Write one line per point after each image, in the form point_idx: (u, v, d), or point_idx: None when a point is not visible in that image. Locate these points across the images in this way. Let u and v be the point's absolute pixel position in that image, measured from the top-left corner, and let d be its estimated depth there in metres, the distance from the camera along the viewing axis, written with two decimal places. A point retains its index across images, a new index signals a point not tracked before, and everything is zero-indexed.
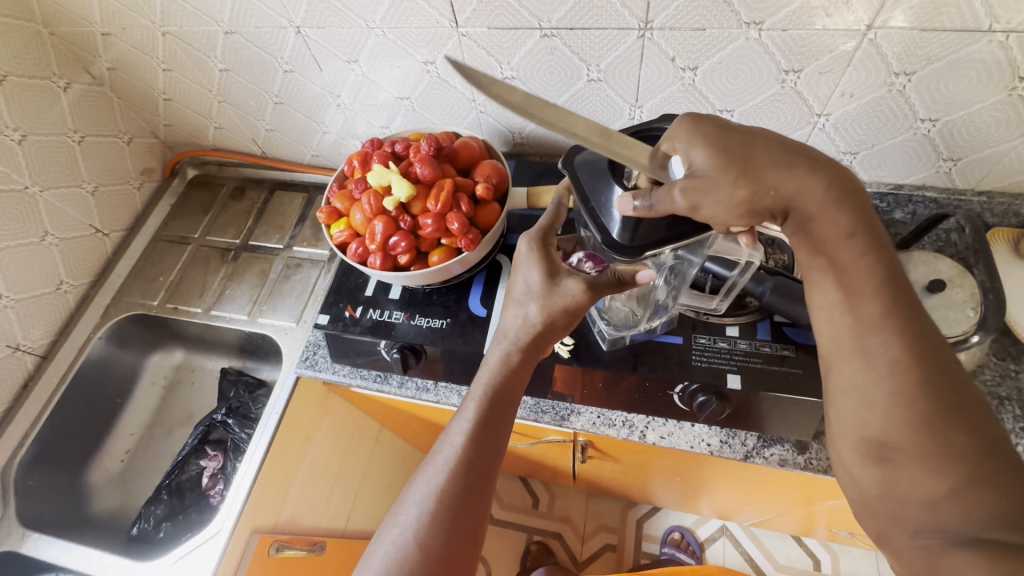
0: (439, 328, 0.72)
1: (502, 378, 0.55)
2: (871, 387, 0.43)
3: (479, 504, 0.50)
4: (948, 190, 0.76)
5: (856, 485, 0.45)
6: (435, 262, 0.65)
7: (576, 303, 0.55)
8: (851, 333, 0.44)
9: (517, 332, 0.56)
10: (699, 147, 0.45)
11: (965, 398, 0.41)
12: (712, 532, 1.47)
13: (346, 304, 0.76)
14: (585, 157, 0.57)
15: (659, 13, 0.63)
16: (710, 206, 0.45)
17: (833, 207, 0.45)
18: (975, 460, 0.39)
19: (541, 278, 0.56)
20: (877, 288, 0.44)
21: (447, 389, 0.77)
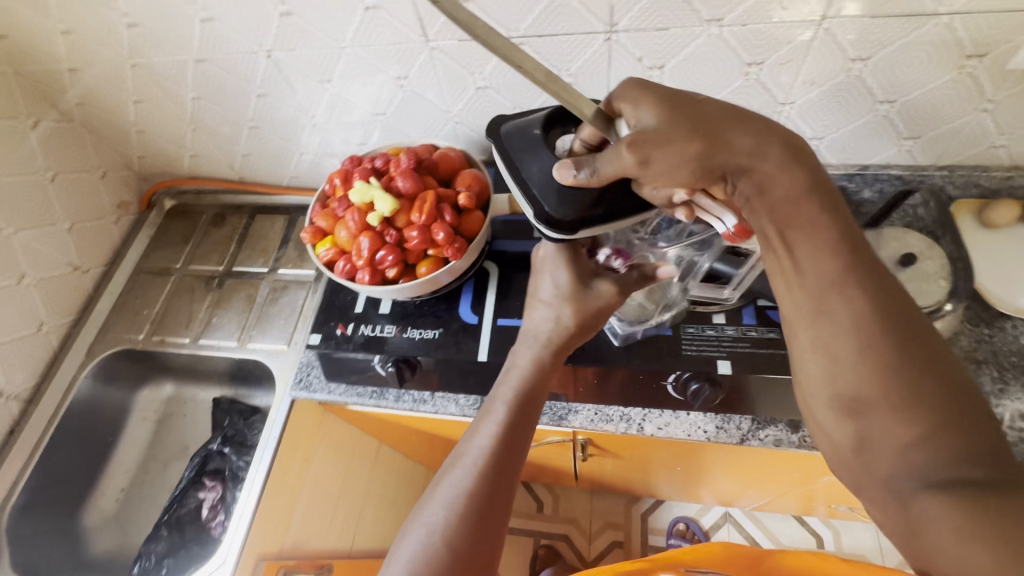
0: (432, 339, 0.73)
1: (529, 380, 0.57)
2: (840, 342, 0.44)
3: (505, 502, 0.51)
4: (911, 167, 0.80)
5: (831, 440, 0.46)
6: (421, 273, 0.64)
7: (607, 304, 0.60)
8: (816, 297, 0.45)
9: (548, 336, 0.60)
10: (642, 110, 0.48)
11: (923, 344, 0.43)
12: (715, 519, 1.48)
13: (336, 322, 0.76)
14: (510, 128, 0.61)
15: (623, 16, 0.65)
16: (655, 175, 0.47)
17: (778, 175, 0.47)
18: (945, 403, 0.41)
19: (570, 280, 0.60)
20: (830, 251, 0.45)
21: (445, 399, 0.76)
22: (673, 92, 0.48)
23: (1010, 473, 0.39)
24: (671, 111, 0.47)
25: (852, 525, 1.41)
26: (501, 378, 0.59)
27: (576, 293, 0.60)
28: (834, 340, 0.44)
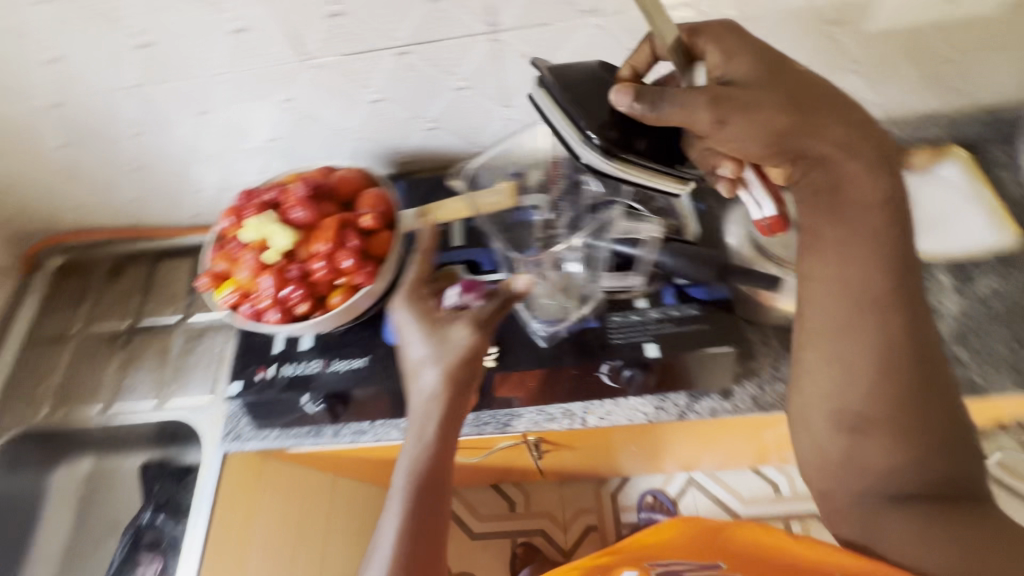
0: (361, 368, 0.70)
1: (425, 456, 0.53)
2: (859, 360, 0.49)
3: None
4: None
5: (820, 449, 0.52)
6: (335, 303, 0.61)
7: (468, 348, 0.57)
8: (861, 303, 0.50)
9: (426, 405, 0.56)
10: (734, 65, 0.50)
11: (934, 377, 0.49)
12: (681, 486, 1.53)
13: (256, 366, 0.72)
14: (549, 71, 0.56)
15: (503, 15, 0.63)
16: (726, 137, 0.48)
17: (858, 177, 0.50)
18: (937, 433, 0.48)
19: (424, 333, 0.58)
20: (882, 268, 0.50)
21: (385, 427, 0.76)
22: (785, 77, 0.50)
23: (968, 491, 0.47)
24: (771, 79, 0.49)
25: None
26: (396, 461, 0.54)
27: (436, 351, 0.57)
28: (855, 356, 0.49)
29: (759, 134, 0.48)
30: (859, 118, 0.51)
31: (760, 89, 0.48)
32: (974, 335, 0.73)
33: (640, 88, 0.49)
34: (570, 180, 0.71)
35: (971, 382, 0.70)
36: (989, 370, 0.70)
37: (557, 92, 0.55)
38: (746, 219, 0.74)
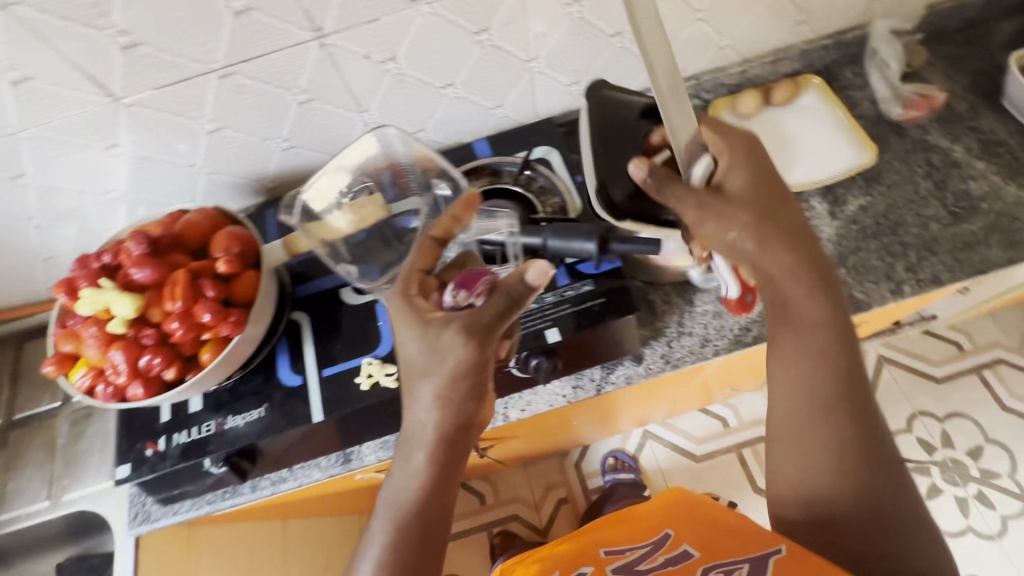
0: (259, 419, 0.65)
1: (410, 515, 0.49)
2: (818, 438, 0.50)
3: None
4: None
5: (782, 500, 0.53)
6: (206, 360, 0.56)
7: (463, 361, 0.48)
8: (817, 415, 0.51)
9: (426, 440, 0.50)
10: (732, 174, 0.50)
11: (884, 472, 0.50)
12: (638, 441, 1.58)
13: (143, 442, 0.65)
14: (603, 100, 0.71)
15: (325, 17, 0.58)
16: (704, 232, 0.50)
17: (808, 300, 0.50)
18: (880, 521, 0.49)
19: (419, 343, 0.50)
20: (832, 379, 0.50)
21: (305, 468, 0.72)
22: (766, 194, 0.50)
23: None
24: (753, 189, 0.50)
25: (744, 397, 1.58)
26: (381, 509, 0.51)
27: (431, 361, 0.49)
28: (813, 432, 0.50)
29: (722, 242, 0.50)
30: (811, 244, 0.50)
31: (741, 202, 0.49)
32: (852, 254, 0.76)
33: (657, 165, 0.52)
34: (424, 194, 0.67)
35: (855, 300, 0.74)
36: (869, 285, 0.74)
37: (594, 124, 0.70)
38: None
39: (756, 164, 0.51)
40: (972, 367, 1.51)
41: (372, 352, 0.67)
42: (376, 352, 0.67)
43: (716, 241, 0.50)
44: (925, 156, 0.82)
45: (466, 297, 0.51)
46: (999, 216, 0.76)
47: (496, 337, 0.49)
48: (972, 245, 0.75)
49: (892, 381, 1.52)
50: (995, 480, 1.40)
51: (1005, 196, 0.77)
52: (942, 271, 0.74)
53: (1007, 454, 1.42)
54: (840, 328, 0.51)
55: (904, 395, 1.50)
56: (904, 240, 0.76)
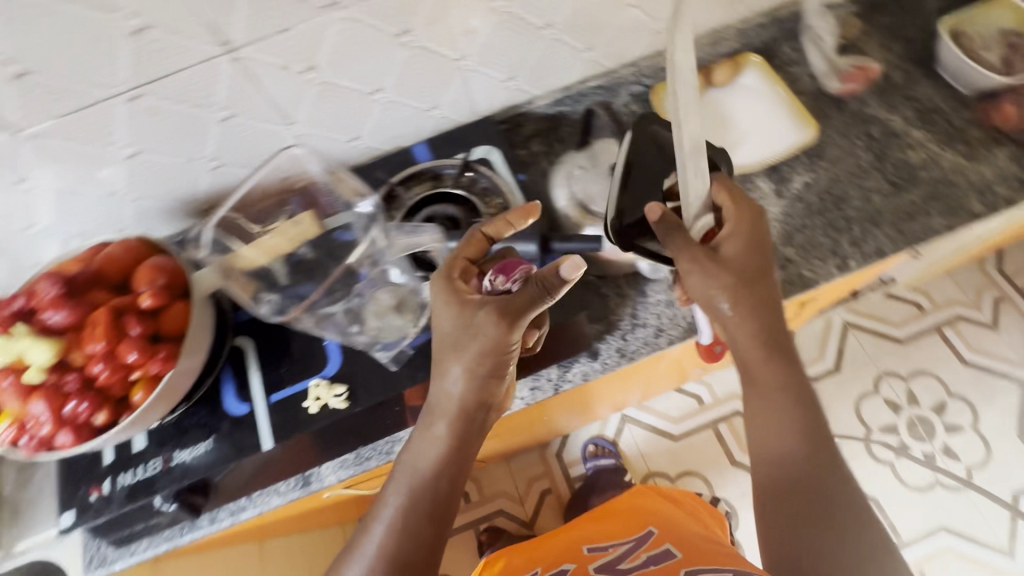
0: (206, 452, 0.63)
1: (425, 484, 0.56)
2: (786, 451, 0.56)
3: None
4: (605, 73, 0.83)
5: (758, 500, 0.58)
6: (138, 401, 0.54)
7: (493, 341, 0.53)
8: (770, 437, 0.58)
9: (446, 410, 0.56)
10: (729, 241, 0.57)
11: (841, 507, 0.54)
12: (617, 426, 1.59)
13: (87, 487, 0.63)
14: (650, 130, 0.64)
15: (232, 30, 0.55)
16: (691, 285, 0.57)
17: (773, 359, 0.58)
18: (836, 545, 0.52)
19: (454, 320, 0.55)
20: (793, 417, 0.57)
21: (263, 495, 0.71)
22: (753, 267, 0.57)
23: None
24: (745, 255, 0.57)
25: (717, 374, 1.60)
26: (395, 475, 0.58)
27: (463, 335, 0.54)
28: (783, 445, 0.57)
29: (702, 294, 0.57)
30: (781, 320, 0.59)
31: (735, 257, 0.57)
32: (798, 233, 0.76)
33: (669, 216, 0.56)
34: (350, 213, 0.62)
35: (803, 278, 0.74)
36: (816, 263, 0.74)
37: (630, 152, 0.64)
38: (567, 179, 0.72)
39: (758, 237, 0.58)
40: (932, 326, 1.55)
41: (319, 373, 0.64)
42: (323, 372, 0.64)
43: (697, 288, 0.57)
44: (865, 128, 0.82)
45: (502, 282, 0.55)
46: (937, 183, 0.77)
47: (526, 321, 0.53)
48: (913, 215, 0.76)
49: (858, 346, 1.55)
50: (959, 433, 1.45)
51: (942, 163, 0.78)
52: (885, 243, 0.75)
53: (970, 406, 1.47)
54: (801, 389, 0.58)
55: (869, 358, 1.54)
56: (848, 214, 0.77)
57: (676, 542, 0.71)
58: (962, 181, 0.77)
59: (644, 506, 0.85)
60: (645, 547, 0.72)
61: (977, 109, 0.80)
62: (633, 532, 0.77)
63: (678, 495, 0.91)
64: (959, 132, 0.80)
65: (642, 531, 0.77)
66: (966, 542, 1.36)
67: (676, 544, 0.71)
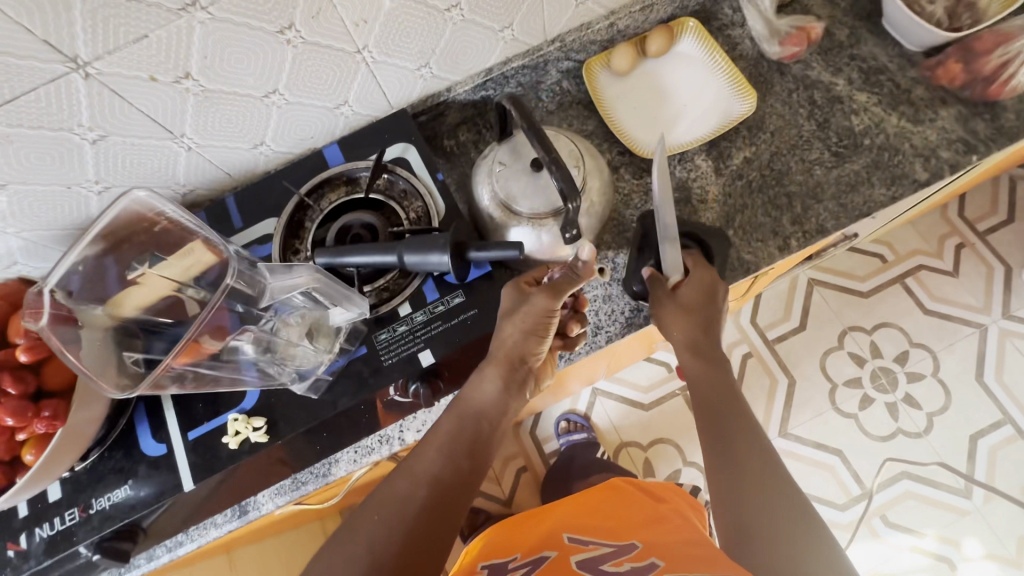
0: (125, 498, 0.60)
1: (473, 422, 0.58)
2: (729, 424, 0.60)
3: (420, 549, 0.50)
4: (529, 52, 0.76)
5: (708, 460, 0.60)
6: (29, 462, 0.51)
7: (546, 306, 0.58)
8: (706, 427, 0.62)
9: (497, 352, 0.59)
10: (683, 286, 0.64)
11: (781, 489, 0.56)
12: (588, 400, 1.60)
13: (4, 542, 0.60)
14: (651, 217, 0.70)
15: (74, 44, 0.48)
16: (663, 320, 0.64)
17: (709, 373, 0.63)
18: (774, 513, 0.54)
19: (513, 296, 0.60)
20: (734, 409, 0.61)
21: (201, 528, 0.69)
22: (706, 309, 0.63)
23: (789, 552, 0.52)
24: (702, 297, 0.63)
25: None
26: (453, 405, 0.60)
27: (518, 298, 0.59)
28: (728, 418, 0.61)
29: (662, 319, 0.64)
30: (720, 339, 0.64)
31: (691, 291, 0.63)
32: (738, 213, 0.73)
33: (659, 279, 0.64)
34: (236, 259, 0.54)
35: (744, 262, 0.71)
36: (756, 244, 0.71)
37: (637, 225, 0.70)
38: (488, 177, 0.67)
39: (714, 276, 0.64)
40: (895, 278, 1.54)
41: (237, 407, 0.61)
42: (242, 406, 0.61)
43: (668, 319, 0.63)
44: (808, 94, 0.77)
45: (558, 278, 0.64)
46: (880, 151, 0.74)
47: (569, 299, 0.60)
48: (856, 186, 0.72)
49: (823, 302, 1.55)
50: (921, 381, 1.47)
51: (886, 129, 0.74)
52: (826, 219, 0.72)
53: (931, 355, 1.49)
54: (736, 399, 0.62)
55: (834, 314, 1.54)
56: (789, 190, 0.73)
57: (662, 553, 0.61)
58: (906, 146, 0.73)
59: (632, 509, 0.75)
60: (630, 557, 0.62)
61: (923, 67, 0.76)
62: (616, 539, 0.67)
63: (663, 489, 0.85)
64: (904, 93, 0.76)
65: (627, 540, 0.66)
66: (927, 485, 1.40)
67: (664, 556, 0.60)
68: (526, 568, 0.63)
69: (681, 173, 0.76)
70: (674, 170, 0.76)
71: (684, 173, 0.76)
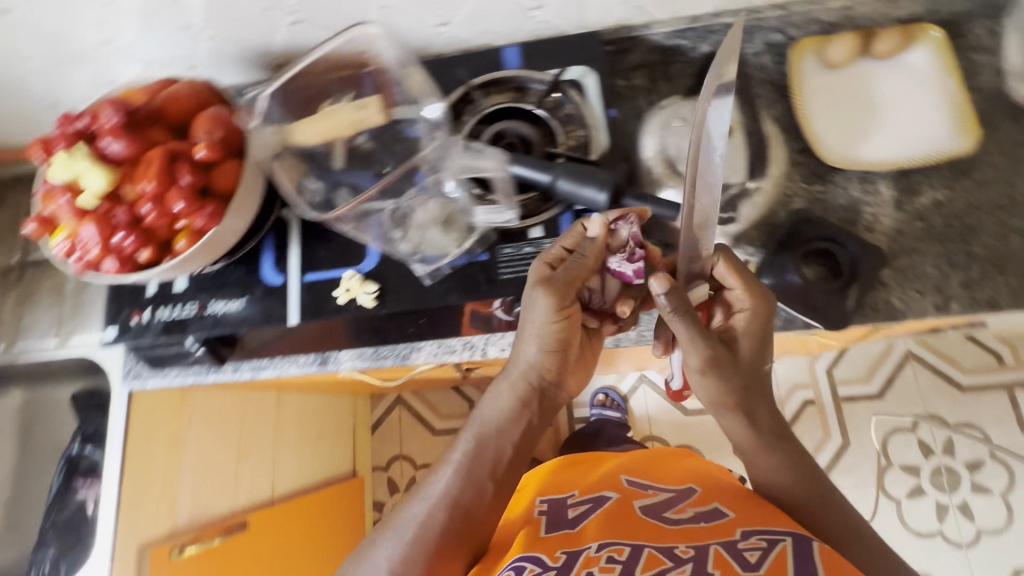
0: (238, 310, 0.65)
1: (491, 437, 0.57)
2: (778, 458, 0.66)
3: (448, 563, 0.53)
4: (745, 11, 0.71)
5: (771, 481, 0.67)
6: (180, 250, 0.55)
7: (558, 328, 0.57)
8: (758, 465, 0.67)
9: (521, 373, 0.58)
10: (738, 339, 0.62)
11: (819, 475, 0.67)
12: (632, 383, 1.59)
13: (131, 310, 0.67)
14: (800, 215, 0.68)
15: None
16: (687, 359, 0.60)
17: (751, 429, 0.66)
18: (830, 507, 0.65)
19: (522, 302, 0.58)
20: (775, 447, 0.67)
21: (284, 362, 0.73)
22: (742, 363, 0.62)
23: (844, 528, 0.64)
24: (751, 343, 0.62)
25: None
26: (465, 423, 0.60)
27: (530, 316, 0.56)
28: (777, 456, 0.66)
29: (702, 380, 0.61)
30: (764, 386, 0.65)
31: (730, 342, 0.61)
32: (905, 255, 0.66)
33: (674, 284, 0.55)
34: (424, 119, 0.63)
35: (890, 307, 0.65)
36: (911, 294, 0.65)
37: (787, 225, 0.68)
38: None
39: (766, 311, 0.61)
40: (1004, 383, 1.40)
41: (355, 267, 0.64)
42: (360, 267, 0.64)
43: (711, 383, 0.61)
44: None
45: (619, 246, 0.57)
46: None
47: (565, 294, 0.55)
48: None
49: (913, 379, 1.44)
50: (985, 495, 1.36)
51: None
52: (1003, 294, 0.64)
53: (1009, 474, 1.36)
54: (766, 440, 0.66)
55: (919, 394, 1.43)
56: (972, 251, 0.65)
57: (724, 500, 0.69)
58: None
59: (679, 466, 0.84)
60: (692, 503, 0.71)
61: None
62: (674, 485, 0.77)
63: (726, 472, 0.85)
64: None
65: (683, 485, 0.76)
66: None
67: (725, 504, 0.68)
68: (589, 505, 0.72)
69: (857, 192, 0.69)
70: (850, 188, 0.69)
71: (861, 195, 0.69)
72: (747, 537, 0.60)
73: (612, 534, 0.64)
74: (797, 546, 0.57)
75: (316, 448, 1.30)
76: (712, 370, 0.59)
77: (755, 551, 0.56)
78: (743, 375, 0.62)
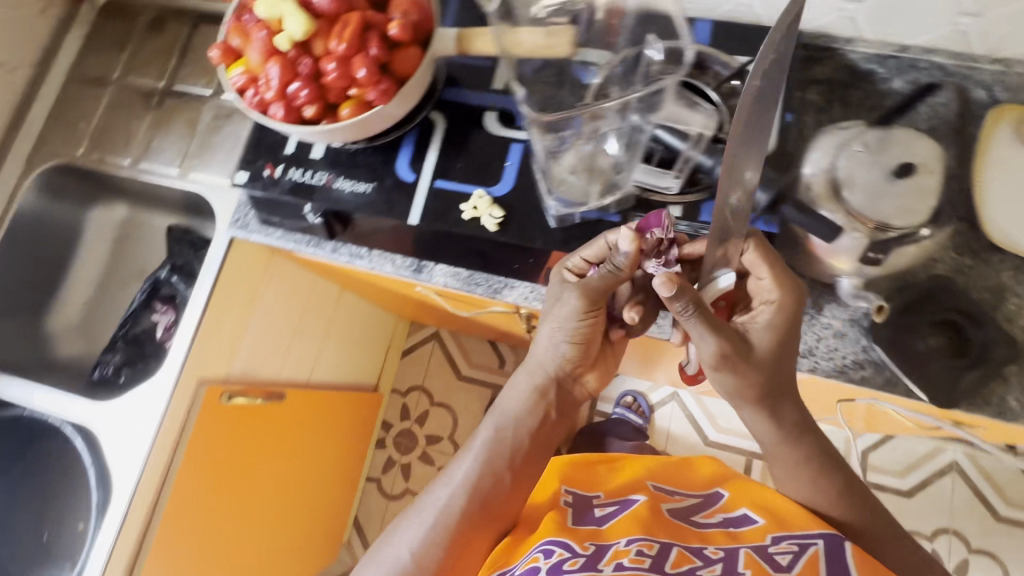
0: (364, 193, 0.67)
1: (512, 427, 0.64)
2: (810, 464, 0.66)
3: (468, 542, 0.62)
4: (959, 57, 0.68)
5: (797, 485, 0.67)
6: (343, 116, 0.56)
7: (578, 323, 0.60)
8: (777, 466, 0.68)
9: (549, 365, 0.64)
10: (761, 335, 0.57)
11: (849, 472, 0.68)
12: (663, 397, 1.57)
13: (265, 162, 0.70)
14: (940, 282, 0.64)
15: None
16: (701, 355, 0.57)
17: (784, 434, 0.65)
18: (862, 507, 0.66)
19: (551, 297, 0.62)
20: (808, 460, 0.67)
21: (382, 257, 0.70)
22: (769, 364, 0.57)
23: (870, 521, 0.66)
24: (779, 339, 0.57)
25: None
26: (490, 412, 0.67)
27: (551, 310, 0.61)
28: (809, 462, 0.66)
29: (731, 383, 0.59)
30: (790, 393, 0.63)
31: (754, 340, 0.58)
32: None
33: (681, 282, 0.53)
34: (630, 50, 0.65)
35: (1004, 405, 0.61)
36: None
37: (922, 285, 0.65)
38: (835, 148, 0.61)
39: (788, 304, 0.57)
40: None
41: (486, 188, 0.64)
42: (491, 189, 0.64)
43: (738, 381, 0.58)
44: None
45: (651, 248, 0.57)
46: None
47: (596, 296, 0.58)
48: None
49: (950, 490, 1.36)
50: None
51: None
52: None
53: None
54: (804, 442, 0.66)
55: (952, 508, 1.35)
56: None
57: (750, 501, 0.69)
58: None
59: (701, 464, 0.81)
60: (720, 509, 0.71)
61: None
62: (700, 489, 0.76)
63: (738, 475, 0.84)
64: None
65: (710, 491, 0.75)
66: None
67: (753, 508, 0.68)
68: (615, 508, 0.69)
69: (1008, 279, 0.64)
70: (1003, 271, 0.64)
71: (1013, 283, 0.64)
72: (777, 542, 0.61)
73: (640, 527, 0.64)
74: (829, 551, 0.58)
75: (354, 351, 1.34)
76: (729, 364, 0.56)
77: (786, 555, 0.58)
78: (771, 369, 0.58)
